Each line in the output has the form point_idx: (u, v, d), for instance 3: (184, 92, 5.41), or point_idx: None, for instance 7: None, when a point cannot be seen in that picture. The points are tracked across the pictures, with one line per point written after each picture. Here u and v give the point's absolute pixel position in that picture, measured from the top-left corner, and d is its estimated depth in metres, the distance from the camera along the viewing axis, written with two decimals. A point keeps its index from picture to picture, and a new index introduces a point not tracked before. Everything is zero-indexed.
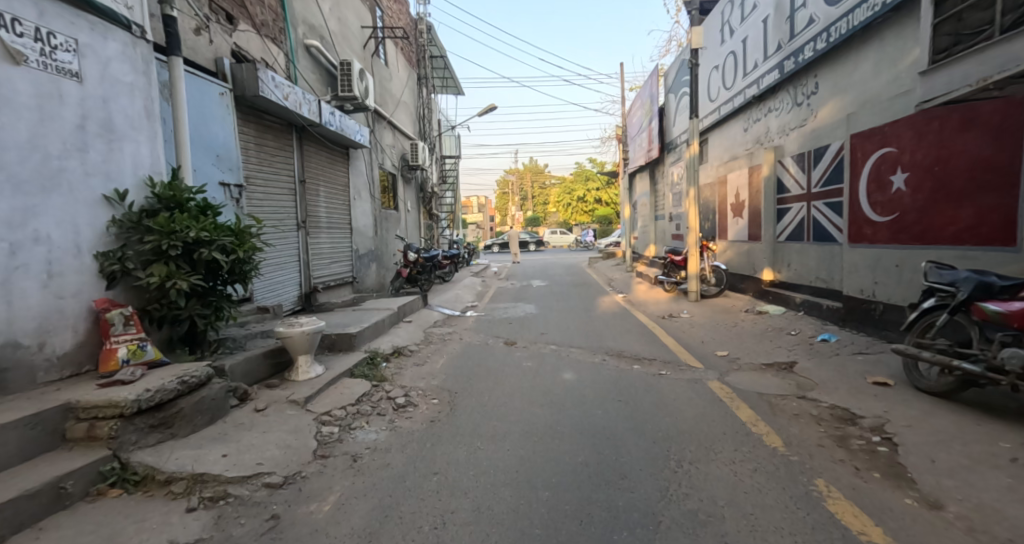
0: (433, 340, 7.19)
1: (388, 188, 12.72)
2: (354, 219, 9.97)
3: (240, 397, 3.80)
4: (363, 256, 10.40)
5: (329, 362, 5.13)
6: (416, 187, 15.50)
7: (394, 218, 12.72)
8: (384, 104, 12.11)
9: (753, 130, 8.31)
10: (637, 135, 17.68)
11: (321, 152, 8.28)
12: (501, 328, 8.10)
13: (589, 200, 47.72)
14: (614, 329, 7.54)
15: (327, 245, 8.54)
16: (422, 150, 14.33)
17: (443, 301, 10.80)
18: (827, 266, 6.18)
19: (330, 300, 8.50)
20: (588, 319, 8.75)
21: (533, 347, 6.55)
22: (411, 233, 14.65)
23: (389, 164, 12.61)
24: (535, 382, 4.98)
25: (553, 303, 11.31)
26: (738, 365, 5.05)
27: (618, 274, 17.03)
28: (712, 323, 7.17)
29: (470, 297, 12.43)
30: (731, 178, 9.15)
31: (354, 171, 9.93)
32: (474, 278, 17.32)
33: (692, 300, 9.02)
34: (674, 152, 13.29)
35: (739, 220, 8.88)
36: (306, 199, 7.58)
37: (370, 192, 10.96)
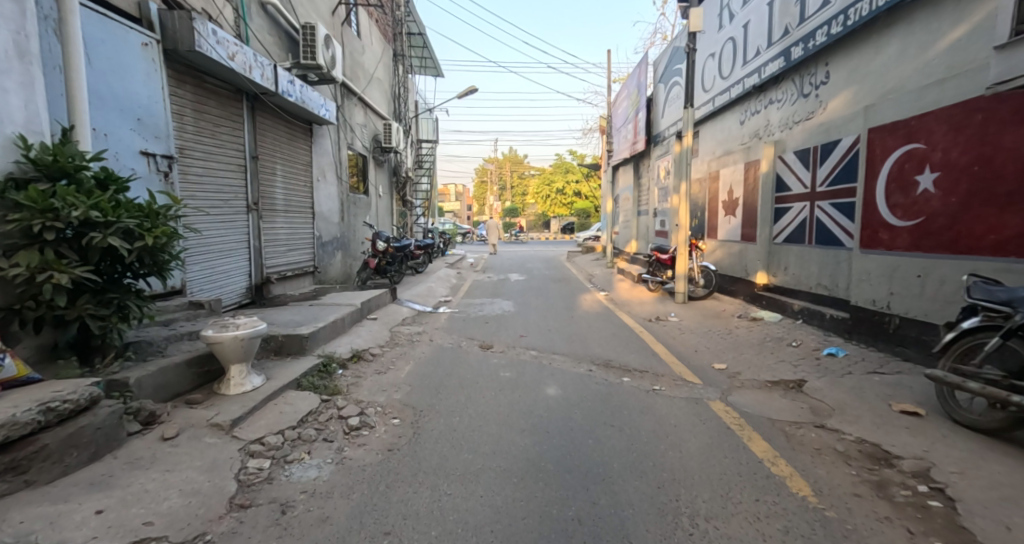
0: (400, 341, 6.49)
1: (358, 171, 11.89)
2: (317, 204, 9.15)
3: (144, 422, 3.05)
4: (326, 244, 9.60)
5: (273, 370, 4.38)
6: (390, 171, 14.65)
7: (364, 204, 11.89)
8: (354, 78, 11.28)
9: (750, 123, 7.80)
10: (621, 127, 17.16)
11: (278, 125, 7.43)
12: (475, 328, 7.45)
13: (568, 192, 47.24)
14: (598, 333, 6.97)
15: (284, 231, 7.73)
16: (396, 132, 13.48)
17: (413, 295, 10.07)
18: (831, 272, 5.69)
19: (287, 292, 7.73)
20: (570, 320, 8.17)
21: (511, 352, 5.93)
22: (382, 221, 13.82)
23: (359, 145, 11.76)
24: (512, 397, 4.36)
25: (532, 300, 10.71)
26: (740, 382, 4.52)
27: (599, 269, 16.56)
28: (704, 329, 6.66)
29: (443, 291, 11.71)
30: (723, 174, 8.65)
31: (318, 150, 9.06)
32: (449, 269, 16.58)
33: (679, 302, 8.56)
34: (661, 146, 12.79)
35: (731, 219, 8.39)
36: (257, 177, 6.74)
37: (337, 174, 10.11)
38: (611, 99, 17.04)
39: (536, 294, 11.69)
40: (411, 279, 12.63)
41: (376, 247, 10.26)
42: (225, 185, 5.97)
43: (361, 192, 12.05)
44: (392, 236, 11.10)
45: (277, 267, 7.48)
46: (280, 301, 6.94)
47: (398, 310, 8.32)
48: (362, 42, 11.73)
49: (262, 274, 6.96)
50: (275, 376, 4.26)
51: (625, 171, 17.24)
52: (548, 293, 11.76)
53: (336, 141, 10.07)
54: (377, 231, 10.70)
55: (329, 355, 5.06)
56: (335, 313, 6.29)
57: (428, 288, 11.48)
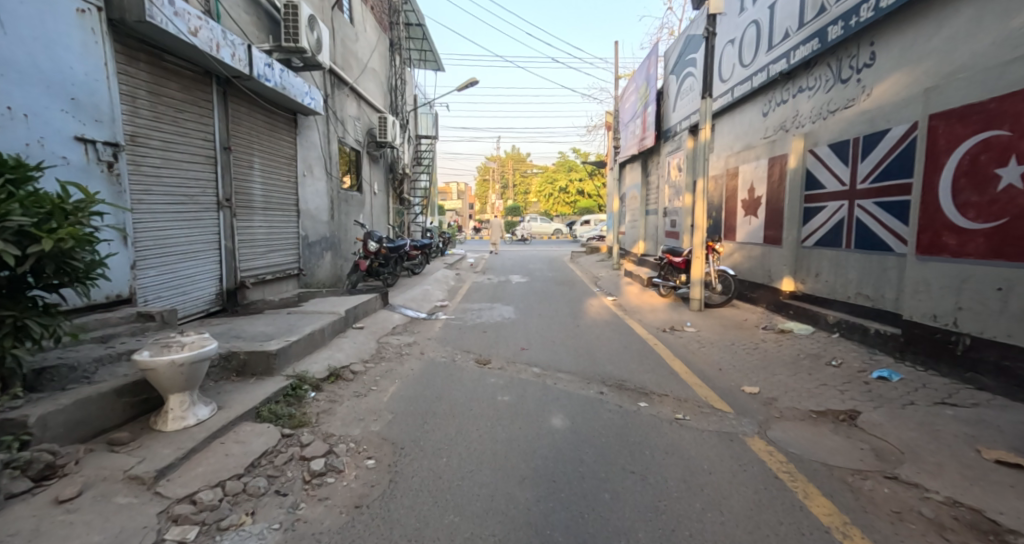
0: (388, 354, 5.84)
1: (350, 167, 11.27)
2: (303, 201, 8.52)
3: (41, 476, 2.42)
4: (313, 244, 8.96)
5: (229, 397, 3.72)
6: (386, 168, 14.02)
7: (356, 202, 11.26)
8: (346, 67, 10.65)
9: (775, 114, 7.13)
10: (629, 123, 16.47)
11: (256, 114, 6.81)
12: (472, 339, 6.79)
13: (572, 191, 46.53)
14: (607, 346, 6.32)
15: (263, 230, 7.11)
16: (392, 126, 12.87)
17: (407, 299, 9.40)
18: (875, 281, 5.00)
19: (267, 297, 7.12)
20: (577, 329, 7.52)
21: (510, 370, 5.27)
22: (377, 220, 13.19)
23: (352, 139, 11.15)
24: (511, 430, 3.71)
25: (535, 305, 10.04)
26: (778, 411, 3.87)
27: (604, 272, 15.89)
28: (726, 342, 5.99)
29: (440, 295, 11.05)
30: (743, 170, 7.97)
31: (303, 143, 8.42)
32: (448, 271, 15.94)
33: (695, 310, 7.90)
34: (672, 141, 12.12)
35: (752, 220, 7.70)
36: (228, 170, 6.12)
37: (326, 170, 9.48)
38: (618, 93, 16.35)
39: (539, 298, 11.03)
40: (406, 282, 11.97)
41: (368, 248, 9.60)
42: (188, 179, 5.35)
43: (353, 189, 11.44)
44: (385, 236, 10.43)
45: (255, 270, 6.87)
46: (256, 309, 6.31)
47: (389, 317, 7.65)
48: (355, 29, 11.10)
49: (236, 278, 6.36)
50: (231, 403, 3.61)
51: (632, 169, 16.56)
52: (553, 298, 11.11)
53: (324, 134, 9.44)
54: (369, 231, 10.04)
55: (302, 374, 4.40)
56: (314, 324, 5.63)
57: (423, 292, 10.81)
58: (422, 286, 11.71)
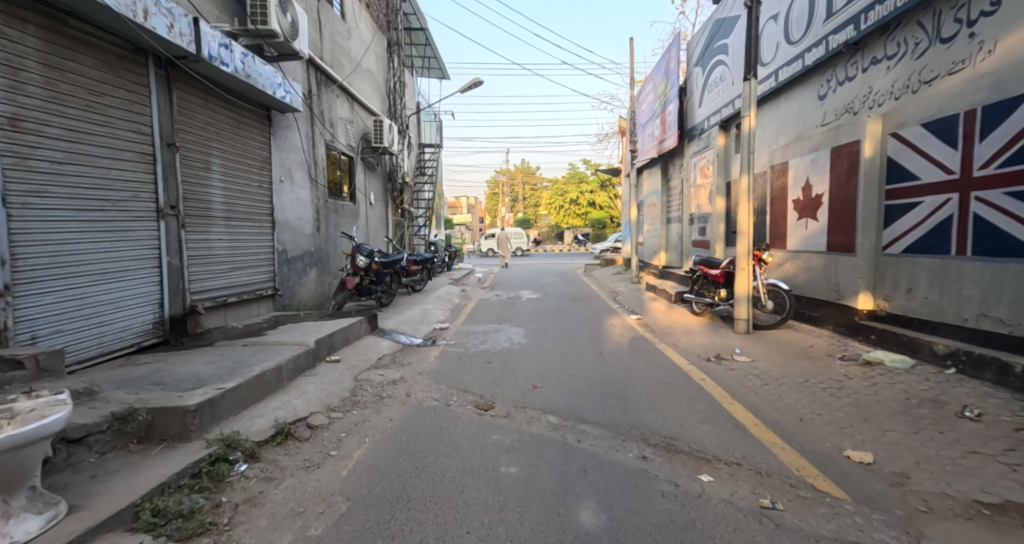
0: (363, 397, 4.66)
1: (342, 175, 10.27)
2: (279, 210, 7.45)
3: None
4: (293, 260, 7.88)
5: (106, 486, 2.53)
6: (383, 176, 13.03)
7: (345, 211, 10.23)
8: (335, 65, 9.68)
9: (838, 95, 5.91)
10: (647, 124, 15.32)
11: (215, 107, 5.75)
12: (471, 374, 5.58)
13: (582, 202, 45.39)
14: (639, 383, 5.07)
15: (225, 244, 5.99)
16: (389, 130, 11.91)
17: (401, 322, 8.24)
18: (1013, 299, 3.74)
19: (229, 324, 5.98)
20: (600, 358, 6.28)
21: (516, 424, 4.02)
22: (373, 232, 12.17)
23: (343, 144, 10.19)
24: (518, 533, 2.48)
25: (547, 326, 8.80)
26: (922, 499, 2.58)
27: (622, 286, 14.65)
28: (793, 377, 4.71)
29: (439, 316, 9.89)
30: (797, 165, 6.76)
31: (280, 144, 7.36)
32: (452, 287, 14.78)
33: (742, 331, 6.70)
34: (700, 140, 10.94)
35: (812, 223, 6.45)
36: (173, 172, 5.03)
37: (310, 176, 8.46)
38: (634, 94, 15.26)
39: (552, 317, 9.81)
40: (404, 301, 10.84)
41: (356, 263, 8.49)
42: (109, 178, 4.25)
43: (346, 198, 10.44)
44: (379, 250, 9.30)
45: (213, 291, 5.74)
46: (210, 340, 5.16)
47: (375, 347, 6.49)
48: (347, 25, 10.14)
49: (186, 302, 5.22)
50: (103, 496, 2.43)
51: (652, 173, 15.40)
52: (567, 317, 9.89)
53: (308, 136, 8.43)
54: (359, 243, 8.90)
55: (233, 435, 3.22)
56: (271, 359, 4.47)
57: (420, 312, 9.65)
58: (420, 305, 10.57)
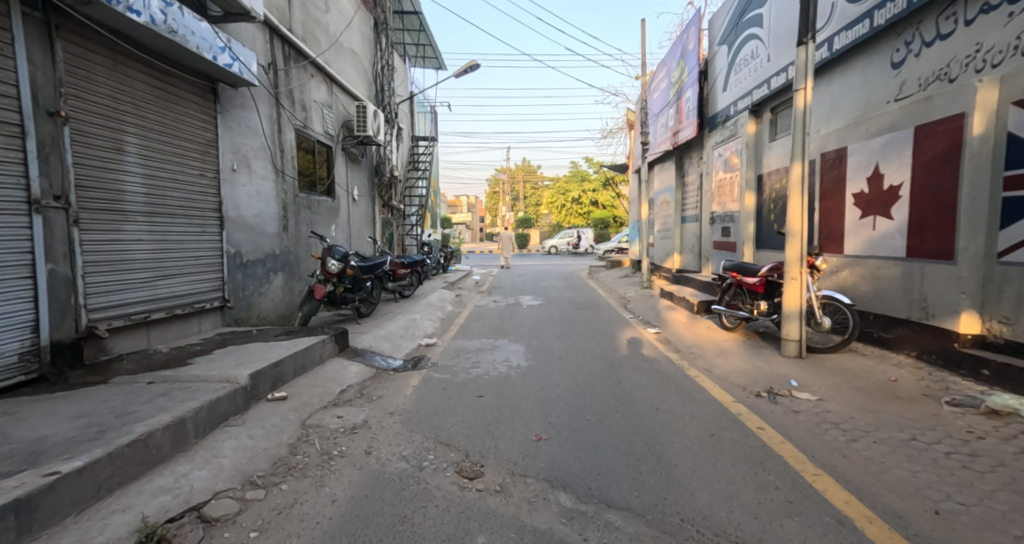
0: (306, 456, 3.43)
1: (318, 165, 9.11)
2: (231, 203, 6.22)
3: None
4: (250, 265, 6.66)
5: None
6: (367, 169, 11.90)
7: (318, 206, 9.05)
8: (308, 39, 8.47)
9: (925, 60, 4.69)
10: (660, 114, 14.08)
11: (129, 70, 4.50)
12: (455, 416, 4.35)
13: (585, 201, 44.10)
14: (677, 433, 3.85)
15: (147, 245, 4.75)
16: (374, 117, 10.72)
17: (377, 339, 6.98)
18: None
19: (151, 347, 4.72)
20: (620, 391, 5.04)
21: (513, 511, 2.81)
22: (355, 231, 11.06)
23: (319, 130, 9.03)
24: None
25: (551, 342, 7.56)
26: None
27: (632, 291, 13.51)
28: (892, 431, 3.46)
29: (426, 328, 8.65)
30: (860, 150, 5.53)
31: (229, 125, 6.12)
32: (445, 292, 13.54)
33: (792, 354, 5.54)
34: (727, 128, 9.74)
35: (882, 222, 5.21)
36: (57, 150, 3.79)
37: (274, 165, 7.27)
38: (644, 80, 14.03)
39: (556, 330, 8.60)
40: (388, 311, 9.59)
41: (326, 269, 7.24)
42: None
43: (321, 192, 9.30)
44: (356, 252, 8.05)
45: (126, 306, 4.48)
46: (115, 371, 3.93)
47: (340, 374, 5.24)
48: None
49: (81, 322, 3.98)
50: None
51: (665, 168, 14.25)
52: (574, 329, 8.68)
53: (273, 119, 7.24)
54: (331, 244, 7.65)
55: None
56: (176, 406, 3.24)
57: (404, 324, 8.40)
58: (405, 315, 9.32)
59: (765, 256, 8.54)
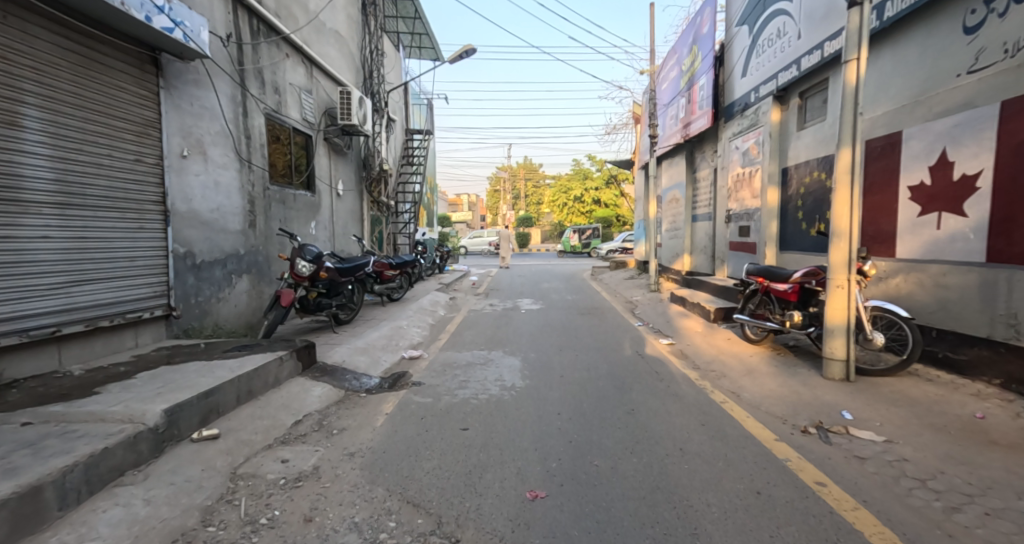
0: (223, 527, 2.55)
1: (293, 155, 8.30)
2: (180, 195, 5.36)
3: None
4: (204, 267, 5.80)
5: None
6: (353, 161, 11.08)
7: (293, 201, 8.22)
8: (282, 14, 7.63)
9: (1011, 19, 3.83)
10: (669, 105, 13.24)
11: (23, 25, 3.68)
12: (431, 461, 3.48)
13: (587, 200, 43.23)
14: (714, 490, 2.98)
15: (55, 244, 3.91)
16: (359, 105, 9.88)
17: (351, 352, 6.11)
18: None
19: (61, 370, 3.89)
20: (634, 424, 4.18)
21: None
22: (339, 228, 10.29)
23: (295, 117, 8.22)
24: None
25: (550, 355, 6.71)
26: None
27: (640, 296, 12.69)
28: (1005, 498, 2.60)
29: (412, 337, 7.77)
30: (920, 135, 4.64)
31: (177, 103, 5.27)
32: (439, 295, 12.67)
33: (838, 377, 4.65)
34: (747, 117, 8.86)
35: (949, 220, 4.35)
36: None
37: (236, 153, 6.43)
38: (652, 69, 13.17)
39: (557, 340, 7.73)
40: (372, 317, 8.73)
41: (296, 271, 6.38)
42: None
43: (297, 185, 8.50)
44: (332, 253, 7.20)
45: (24, 319, 3.67)
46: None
47: (299, 399, 4.38)
48: None
49: None
50: None
51: (676, 163, 13.42)
52: (577, 339, 7.82)
53: (235, 100, 6.40)
54: (302, 244, 6.79)
55: None
56: (42, 462, 2.39)
57: (387, 333, 7.52)
58: (390, 321, 8.45)
59: (790, 258, 7.67)
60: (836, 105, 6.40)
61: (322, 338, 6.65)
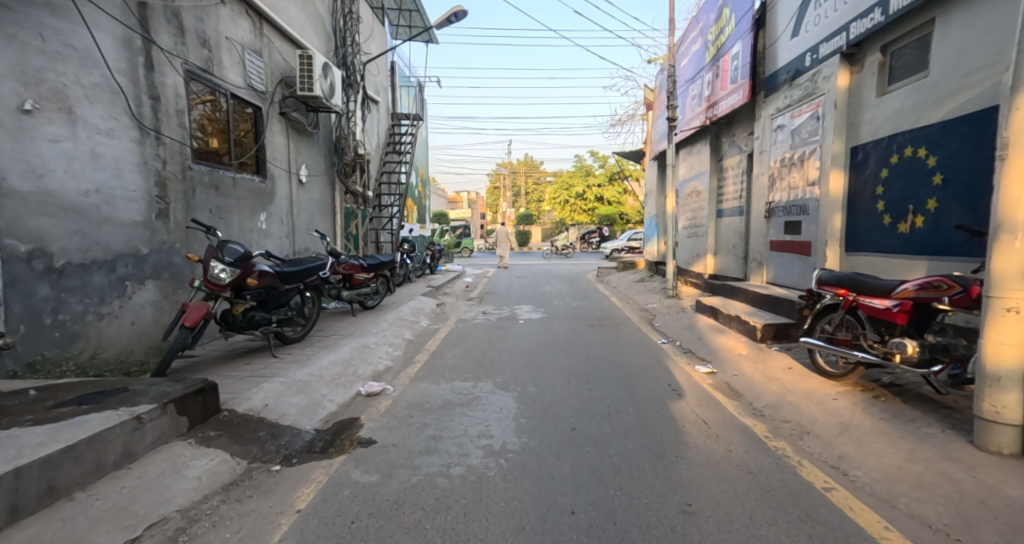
0: None
1: (233, 129, 6.67)
2: (18, 165, 3.74)
3: None
4: (74, 272, 4.16)
5: None
6: (318, 142, 9.50)
7: (231, 187, 6.59)
8: None
9: None
10: (692, 82, 11.59)
11: None
12: None
13: (589, 197, 41.58)
14: None
15: None
16: (323, 73, 8.28)
17: (281, 392, 4.44)
18: None
19: None
20: (698, 541, 2.53)
21: None
22: (300, 222, 8.72)
23: (233, 80, 6.58)
24: None
25: (554, 393, 5.09)
26: None
27: (657, 304, 11.10)
28: None
29: (378, 364, 6.11)
30: None
31: (8, 32, 3.70)
32: (424, 301, 11.01)
33: (1009, 452, 3.01)
34: (800, 86, 7.17)
35: None
36: None
37: (135, 117, 4.81)
38: (672, 40, 11.52)
39: (564, 368, 6.07)
40: (333, 334, 7.07)
41: (211, 279, 4.67)
42: None
43: (238, 167, 6.87)
44: (267, 251, 5.54)
45: None
46: None
47: (155, 490, 2.72)
48: None
49: None
50: None
51: (699, 150, 11.80)
52: (589, 366, 6.16)
53: (133, 45, 4.79)
54: (220, 238, 5.02)
55: None
56: None
57: (344, 358, 5.86)
58: (354, 340, 6.78)
59: (861, 262, 6.03)
60: (946, 55, 4.74)
61: (251, 369, 4.99)
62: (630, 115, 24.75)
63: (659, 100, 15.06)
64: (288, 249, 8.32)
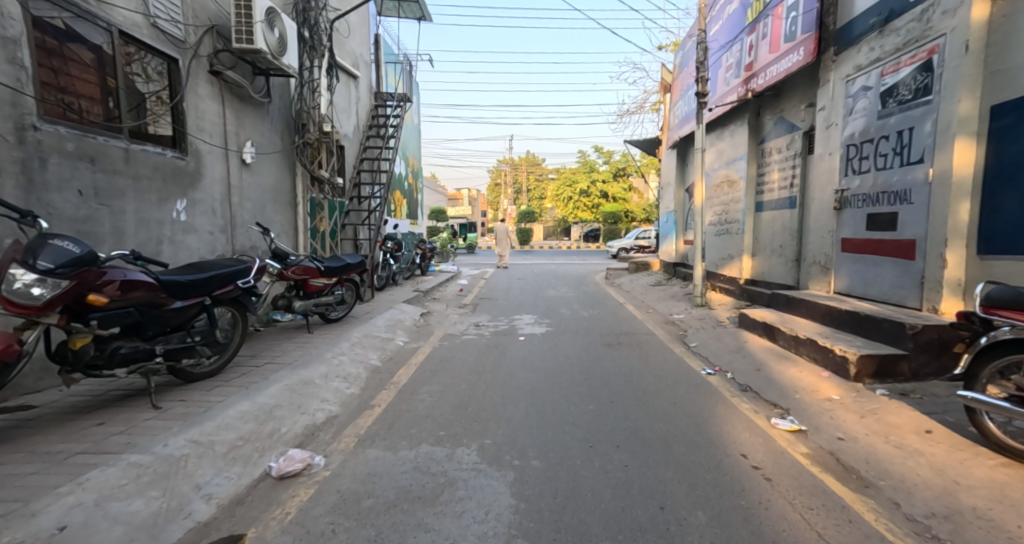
0: None
1: (122, 81, 4.91)
2: None
3: None
4: None
5: None
6: (268, 115, 7.72)
7: (123, 161, 4.81)
8: None
9: None
10: (727, 49, 9.77)
11: None
12: None
13: (593, 193, 39.65)
14: None
15: None
16: (269, 21, 6.49)
17: (115, 490, 2.64)
18: None
19: None
20: None
21: None
22: (241, 214, 6.94)
23: (123, 12, 4.83)
24: None
25: (567, 474, 3.32)
26: None
27: (686, 315, 9.29)
28: None
29: (315, 416, 4.28)
30: None
31: None
32: (405, 312, 9.15)
33: None
34: (902, 31, 5.37)
35: None
36: None
37: None
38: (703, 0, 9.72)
39: (579, 424, 4.26)
40: (268, 365, 5.25)
41: (9, 297, 2.88)
42: None
43: (138, 135, 5.10)
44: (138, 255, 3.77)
45: None
46: None
47: None
48: None
49: None
50: None
51: (735, 131, 10.01)
52: (616, 421, 4.33)
53: None
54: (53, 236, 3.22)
55: None
56: None
57: (264, 408, 4.05)
58: (291, 374, 4.96)
59: (1013, 269, 4.22)
60: None
61: (96, 435, 3.17)
62: (641, 103, 22.92)
63: (680, 78, 13.26)
64: (223, 248, 6.51)
